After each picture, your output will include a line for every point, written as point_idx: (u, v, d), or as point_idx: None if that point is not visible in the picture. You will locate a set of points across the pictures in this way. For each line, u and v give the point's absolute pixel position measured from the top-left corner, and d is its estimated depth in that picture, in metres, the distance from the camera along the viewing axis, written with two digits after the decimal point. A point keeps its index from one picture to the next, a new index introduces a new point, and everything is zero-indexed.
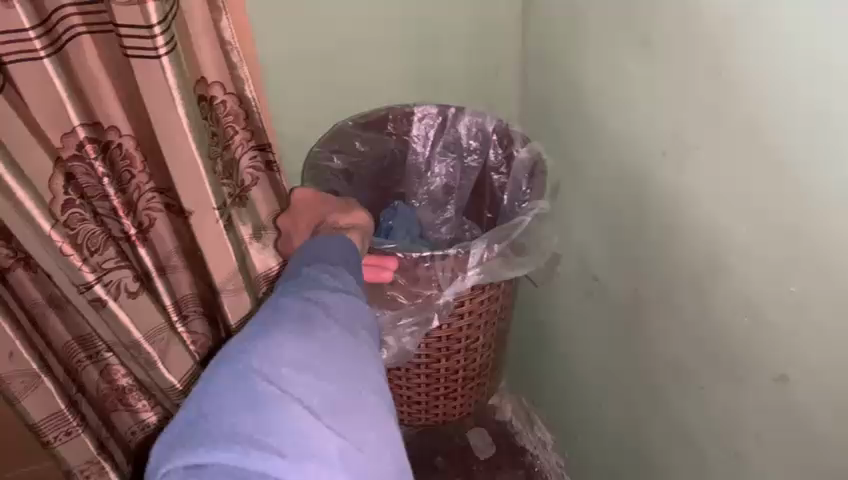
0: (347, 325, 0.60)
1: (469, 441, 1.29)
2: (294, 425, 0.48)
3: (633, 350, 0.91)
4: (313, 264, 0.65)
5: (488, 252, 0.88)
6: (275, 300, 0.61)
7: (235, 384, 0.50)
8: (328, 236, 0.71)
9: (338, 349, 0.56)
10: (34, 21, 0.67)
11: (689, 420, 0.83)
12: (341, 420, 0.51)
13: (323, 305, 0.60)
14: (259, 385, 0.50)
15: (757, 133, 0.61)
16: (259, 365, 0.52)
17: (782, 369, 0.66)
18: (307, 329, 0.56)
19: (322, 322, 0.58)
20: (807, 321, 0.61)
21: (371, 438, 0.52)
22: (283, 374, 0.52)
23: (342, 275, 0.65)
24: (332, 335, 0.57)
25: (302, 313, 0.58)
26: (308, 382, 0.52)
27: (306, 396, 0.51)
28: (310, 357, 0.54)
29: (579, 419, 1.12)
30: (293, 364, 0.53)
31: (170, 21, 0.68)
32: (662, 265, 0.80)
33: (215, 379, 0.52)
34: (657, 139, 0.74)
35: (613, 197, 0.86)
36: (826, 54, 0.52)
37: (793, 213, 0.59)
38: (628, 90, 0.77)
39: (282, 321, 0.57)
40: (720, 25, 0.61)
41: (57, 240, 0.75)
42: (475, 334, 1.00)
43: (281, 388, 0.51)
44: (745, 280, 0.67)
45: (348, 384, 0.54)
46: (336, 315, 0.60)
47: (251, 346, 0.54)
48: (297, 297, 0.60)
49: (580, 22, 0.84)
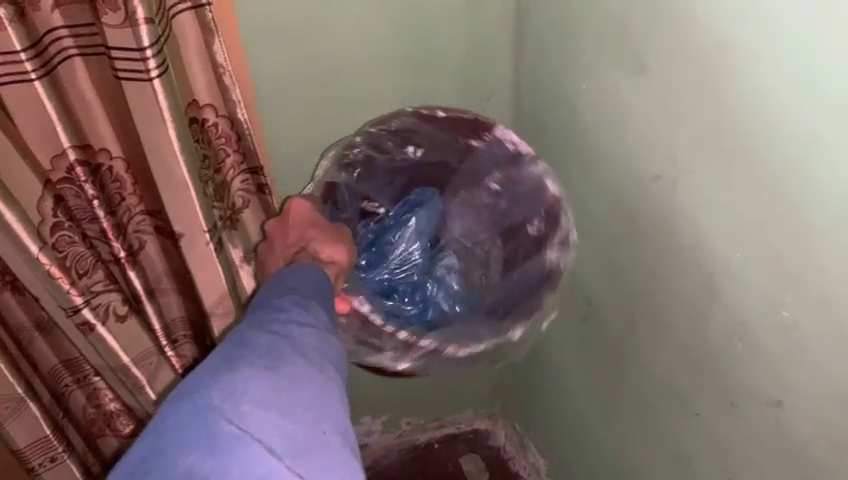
0: (315, 359, 0.58)
1: (462, 466, 1.31)
2: (251, 467, 0.45)
3: (628, 375, 0.90)
4: (282, 296, 0.64)
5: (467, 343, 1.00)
6: (239, 332, 0.59)
7: (191, 425, 0.48)
8: (302, 268, 0.70)
9: (304, 384, 0.54)
10: (25, 44, 0.66)
11: (684, 447, 0.83)
12: (306, 461, 0.48)
13: (291, 340, 0.58)
14: (218, 425, 0.48)
15: (752, 159, 0.60)
16: (218, 403, 0.50)
17: (778, 395, 0.65)
18: (272, 362, 0.55)
19: (288, 358, 0.56)
20: (803, 347, 0.61)
21: (335, 479, 0.48)
22: (244, 411, 0.49)
23: (315, 312, 0.63)
24: (299, 371, 0.55)
25: (266, 347, 0.56)
26: (270, 421, 0.50)
27: (266, 436, 0.48)
28: (274, 392, 0.52)
29: (575, 448, 1.10)
30: (256, 400, 0.51)
31: (162, 44, 0.68)
32: (656, 289, 0.79)
33: (172, 420, 0.49)
34: (651, 162, 0.74)
35: (606, 222, 0.86)
36: (828, 79, 0.51)
37: (790, 239, 0.59)
38: (622, 116, 0.77)
39: (247, 356, 0.55)
40: (714, 50, 0.61)
41: (46, 262, 0.74)
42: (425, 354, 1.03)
43: (241, 428, 0.48)
44: (739, 305, 0.67)
45: (312, 423, 0.51)
46: (305, 351, 0.58)
47: (211, 381, 0.52)
48: (264, 332, 0.58)
49: (573, 47, 0.84)
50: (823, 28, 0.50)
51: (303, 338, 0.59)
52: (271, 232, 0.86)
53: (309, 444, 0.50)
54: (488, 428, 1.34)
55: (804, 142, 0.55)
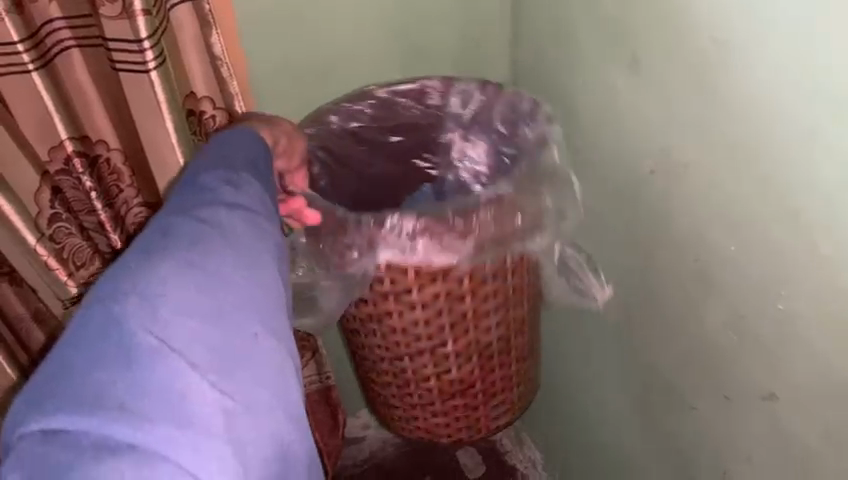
0: (250, 245, 0.50)
1: (459, 460, 1.29)
2: (169, 383, 0.40)
3: (625, 365, 0.90)
4: (211, 173, 0.54)
5: (463, 228, 0.75)
6: (161, 221, 0.50)
7: (101, 335, 0.41)
8: (239, 135, 0.61)
9: (235, 283, 0.47)
10: (23, 34, 0.66)
11: (680, 441, 0.83)
12: (230, 378, 0.43)
13: (220, 227, 0.49)
14: (133, 334, 0.41)
15: (751, 148, 0.60)
16: (134, 310, 0.43)
17: (771, 386, 0.66)
18: (199, 258, 0.47)
19: (216, 251, 0.48)
20: (796, 338, 0.61)
21: (264, 394, 0.44)
22: (165, 319, 0.43)
23: (245, 186, 0.54)
24: (226, 268, 0.47)
25: (191, 237, 0.48)
26: (192, 330, 0.43)
27: (187, 348, 0.42)
28: (200, 294, 0.45)
29: (570, 442, 1.11)
30: (177, 307, 0.44)
31: (160, 36, 0.68)
32: (652, 281, 0.79)
33: (80, 327, 0.42)
34: (645, 157, 0.74)
35: (603, 216, 0.86)
36: (827, 72, 0.51)
37: (786, 232, 0.59)
38: (617, 108, 0.77)
39: (169, 251, 0.47)
40: (710, 43, 0.61)
41: (43, 253, 0.75)
42: (461, 358, 0.87)
43: (160, 338, 0.42)
44: (732, 297, 0.67)
45: (240, 328, 0.45)
46: (239, 238, 0.49)
47: (129, 283, 0.44)
48: (188, 218, 0.50)
49: (569, 40, 0.84)
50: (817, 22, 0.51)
51: (234, 223, 0.50)
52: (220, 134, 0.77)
53: (238, 353, 0.44)
54: None
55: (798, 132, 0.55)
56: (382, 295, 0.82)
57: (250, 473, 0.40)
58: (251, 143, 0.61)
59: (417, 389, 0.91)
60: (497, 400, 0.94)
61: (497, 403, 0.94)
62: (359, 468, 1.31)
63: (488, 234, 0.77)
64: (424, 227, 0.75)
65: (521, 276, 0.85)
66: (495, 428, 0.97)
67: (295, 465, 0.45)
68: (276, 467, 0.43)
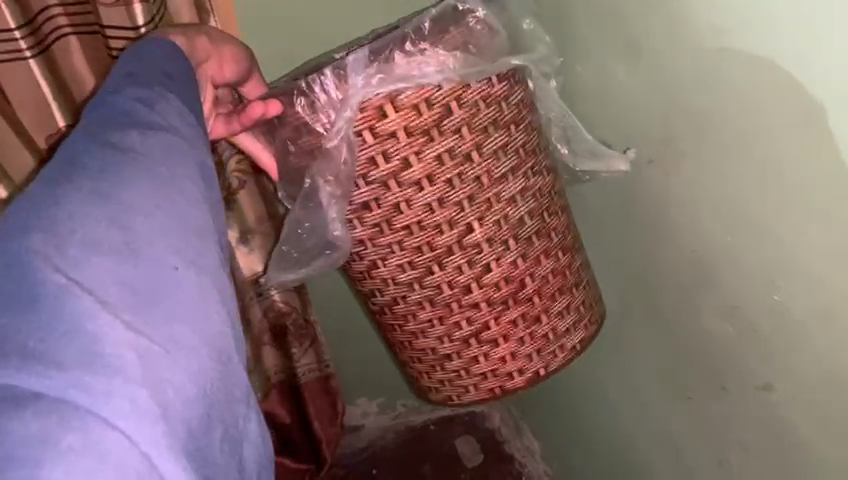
0: (169, 167, 0.43)
1: (457, 449, 1.29)
2: (74, 331, 0.34)
3: (623, 354, 0.90)
4: (122, 91, 0.47)
5: (428, 49, 0.67)
6: (70, 146, 0.43)
7: (3, 276, 0.35)
8: (148, 45, 0.53)
9: (157, 210, 0.41)
10: (20, 21, 0.66)
11: (674, 430, 0.83)
12: (147, 314, 0.37)
13: (133, 149, 0.43)
14: (39, 273, 0.35)
15: (752, 133, 0.59)
16: (39, 244, 0.37)
17: (766, 378, 0.66)
18: (112, 184, 0.40)
19: (129, 176, 0.41)
20: (794, 330, 0.61)
21: (185, 332, 0.38)
22: (77, 257, 0.37)
23: (160, 105, 0.47)
24: (141, 194, 0.41)
25: (104, 159, 0.42)
26: (106, 265, 0.37)
27: (102, 287, 0.36)
28: (113, 225, 0.39)
29: (570, 431, 1.10)
30: (86, 240, 0.37)
31: (157, 22, 0.68)
32: (651, 271, 0.79)
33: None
34: (645, 146, 0.73)
35: (602, 205, 0.85)
36: (827, 69, 0.51)
37: (787, 225, 0.59)
38: (616, 96, 0.76)
39: (75, 178, 0.40)
40: (707, 34, 0.61)
41: None
42: (494, 246, 0.74)
43: (69, 276, 0.36)
44: (729, 287, 0.67)
45: (157, 259, 0.39)
46: (151, 158, 0.43)
47: (34, 216, 0.38)
48: (92, 140, 0.43)
49: (562, 23, 0.82)
50: (818, 16, 0.51)
51: (148, 144, 0.44)
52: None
53: (155, 286, 0.38)
54: (484, 411, 1.34)
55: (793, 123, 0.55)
56: (383, 187, 0.69)
57: (174, 419, 0.35)
58: (174, 59, 0.53)
59: (464, 307, 0.77)
60: (556, 303, 0.80)
61: (559, 307, 0.80)
62: (359, 457, 1.31)
63: (467, 53, 0.68)
64: (382, 58, 0.67)
65: (525, 132, 0.73)
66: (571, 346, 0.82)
67: (222, 401, 0.39)
68: (203, 406, 0.37)
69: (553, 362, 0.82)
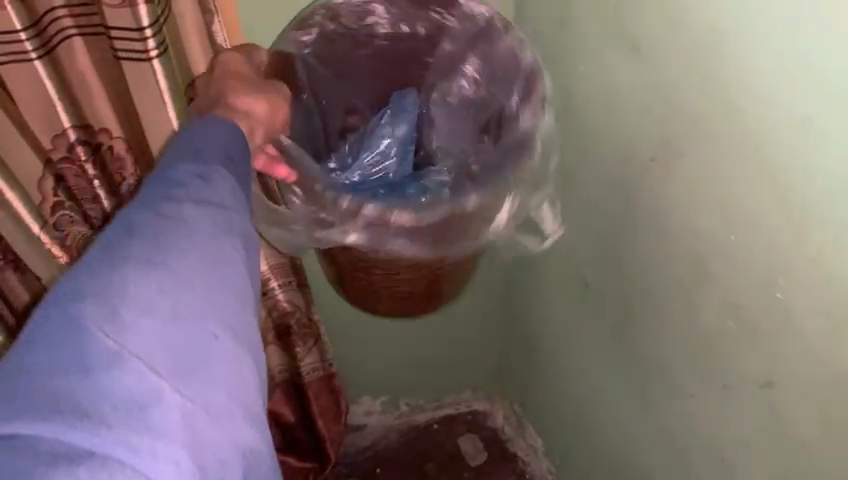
0: (213, 244, 0.47)
1: (460, 447, 1.32)
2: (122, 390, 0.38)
3: (625, 353, 0.90)
4: (179, 165, 0.50)
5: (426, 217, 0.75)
6: (126, 216, 0.48)
7: (62, 337, 0.39)
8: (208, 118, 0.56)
9: (200, 284, 0.45)
10: (26, 22, 0.66)
11: (676, 427, 0.84)
12: (188, 380, 0.42)
13: (181, 222, 0.47)
14: (92, 337, 0.40)
15: (752, 134, 0.60)
16: (93, 309, 0.41)
17: (767, 375, 0.66)
18: (159, 254, 0.45)
19: (176, 250, 0.45)
20: (792, 328, 0.62)
21: (223, 397, 0.43)
22: (123, 317, 0.41)
23: (215, 180, 0.50)
24: (188, 269, 0.45)
25: (154, 233, 0.46)
26: (151, 330, 0.42)
27: (145, 352, 0.41)
28: (157, 295, 0.43)
29: (572, 429, 1.11)
30: (137, 305, 0.42)
31: (161, 24, 0.69)
32: (652, 270, 0.80)
33: (40, 323, 0.40)
34: (645, 146, 0.74)
35: (603, 204, 0.86)
36: (823, 72, 0.52)
37: (788, 225, 0.59)
38: (617, 95, 0.76)
39: (131, 247, 0.45)
40: (707, 33, 0.61)
41: (47, 242, 0.78)
42: (421, 305, 0.91)
43: (119, 341, 0.40)
44: (731, 285, 0.67)
45: (196, 325, 0.44)
46: (196, 233, 0.47)
47: (84, 278, 0.43)
48: (148, 212, 0.47)
49: (566, 20, 0.82)
50: (813, 18, 0.51)
51: (197, 218, 0.48)
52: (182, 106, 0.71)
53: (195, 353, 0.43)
54: (486, 409, 1.36)
55: (787, 124, 0.56)
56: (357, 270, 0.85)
57: None
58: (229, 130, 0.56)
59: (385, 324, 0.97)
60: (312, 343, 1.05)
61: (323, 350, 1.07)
62: (361, 456, 1.33)
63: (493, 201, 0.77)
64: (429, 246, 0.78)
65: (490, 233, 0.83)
66: None
67: (253, 459, 0.44)
68: (239, 464, 0.43)
69: None
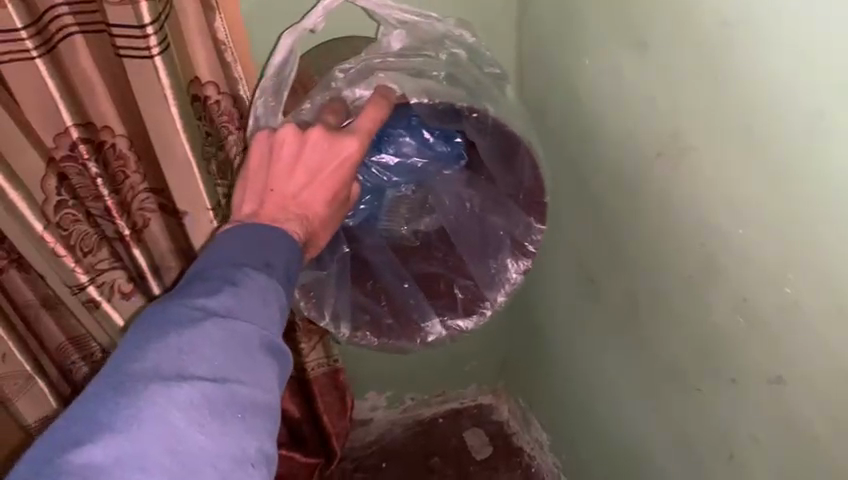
0: (266, 371, 0.45)
1: (466, 442, 1.33)
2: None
3: (633, 349, 0.89)
4: (248, 271, 0.49)
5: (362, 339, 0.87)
6: (181, 308, 0.46)
7: (112, 436, 0.38)
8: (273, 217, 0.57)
9: (252, 408, 0.43)
10: (26, 21, 0.65)
11: (684, 423, 0.83)
12: None
13: (241, 338, 0.45)
14: (143, 445, 0.39)
15: (760, 131, 0.59)
16: (147, 412, 0.39)
17: (777, 371, 0.66)
18: (215, 369, 0.43)
19: (233, 365, 0.44)
20: (800, 323, 0.61)
21: None
22: (175, 426, 0.40)
23: (273, 297, 0.49)
24: (241, 389, 0.43)
25: (213, 342, 0.44)
26: (198, 445, 0.40)
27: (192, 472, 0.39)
28: (213, 413, 0.41)
29: (579, 426, 1.11)
30: (189, 417, 0.41)
31: (163, 21, 0.68)
32: (658, 267, 0.79)
33: (93, 413, 0.40)
34: (651, 141, 0.73)
35: (611, 204, 0.85)
36: (827, 70, 0.51)
37: (797, 222, 0.58)
38: (623, 91, 0.75)
39: (190, 357, 0.43)
40: (714, 29, 0.60)
41: (50, 241, 0.77)
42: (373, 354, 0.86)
43: (167, 451, 0.39)
44: (740, 280, 0.67)
45: (241, 448, 0.42)
46: (251, 354, 0.45)
47: (141, 380, 0.41)
48: (207, 313, 0.45)
49: (571, 15, 0.81)
50: (817, 12, 0.51)
51: (256, 338, 0.46)
52: (269, 145, 0.66)
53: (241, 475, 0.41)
54: (492, 403, 1.37)
55: (795, 123, 0.55)
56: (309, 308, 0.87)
57: None
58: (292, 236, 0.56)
59: None
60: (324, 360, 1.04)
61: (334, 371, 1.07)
62: (367, 450, 1.33)
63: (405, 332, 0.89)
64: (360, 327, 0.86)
65: None
66: None
67: None
68: None
69: None
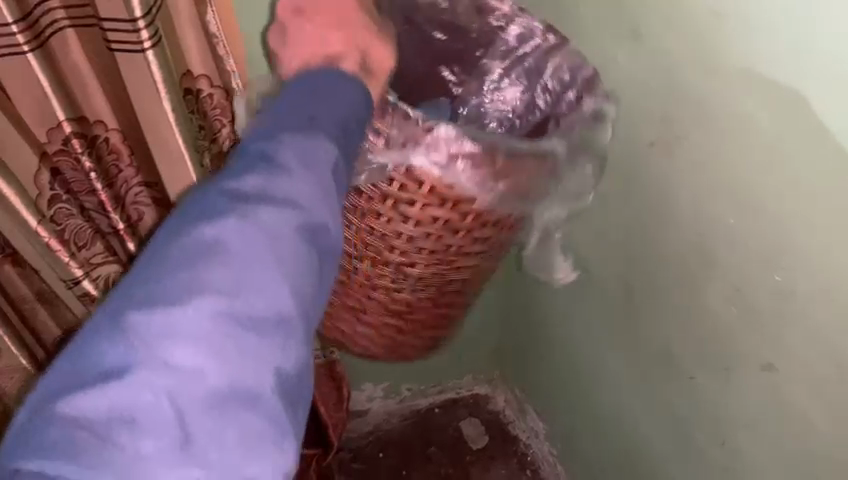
0: (303, 259, 0.41)
1: (461, 431, 1.34)
2: (161, 459, 0.33)
3: (628, 336, 0.90)
4: (282, 138, 0.45)
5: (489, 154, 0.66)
6: (207, 198, 0.42)
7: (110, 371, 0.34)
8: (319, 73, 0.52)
9: (278, 315, 0.39)
10: (18, 16, 0.64)
11: (678, 410, 0.84)
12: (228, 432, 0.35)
13: (272, 234, 0.40)
14: (139, 382, 0.34)
15: (755, 118, 0.59)
16: (156, 332, 0.35)
17: (769, 359, 0.66)
18: (234, 273, 0.39)
19: (257, 262, 0.39)
20: (793, 311, 0.62)
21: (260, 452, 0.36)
22: (179, 353, 0.35)
23: (315, 158, 0.45)
24: (264, 288, 0.39)
25: (228, 252, 0.39)
26: (208, 362, 0.36)
27: (206, 407, 0.35)
28: (231, 334, 0.37)
29: (574, 414, 1.11)
30: (201, 337, 0.36)
31: (155, 14, 0.68)
32: (652, 255, 0.80)
33: (96, 337, 0.35)
34: (645, 130, 0.73)
35: (604, 194, 0.85)
36: (831, 68, 0.51)
37: (791, 212, 0.59)
38: (615, 78, 0.75)
39: (205, 261, 0.38)
40: (707, 18, 0.60)
41: (44, 235, 0.77)
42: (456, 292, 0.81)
43: (171, 388, 0.35)
44: (732, 268, 0.67)
45: (259, 363, 0.37)
46: (280, 246, 0.40)
47: (147, 300, 0.36)
48: (230, 207, 0.40)
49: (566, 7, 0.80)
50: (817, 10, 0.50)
51: (290, 224, 0.41)
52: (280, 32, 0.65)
53: (259, 386, 0.37)
54: (487, 393, 1.36)
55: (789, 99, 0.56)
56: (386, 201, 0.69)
57: None
58: (341, 93, 0.51)
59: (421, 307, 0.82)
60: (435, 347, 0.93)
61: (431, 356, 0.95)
62: (364, 440, 1.35)
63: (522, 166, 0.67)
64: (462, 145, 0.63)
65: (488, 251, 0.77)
66: None
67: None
68: None
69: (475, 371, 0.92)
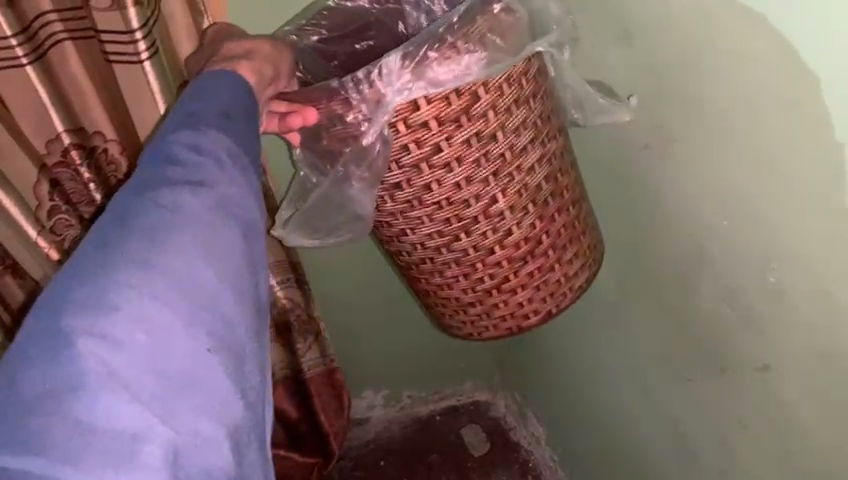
0: (223, 234, 0.41)
1: (463, 438, 1.32)
2: (118, 427, 0.33)
3: (625, 338, 0.90)
4: (176, 137, 0.44)
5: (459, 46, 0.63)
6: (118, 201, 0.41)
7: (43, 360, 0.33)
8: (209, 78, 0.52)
9: (206, 290, 0.39)
10: (16, 28, 0.66)
11: (675, 413, 0.84)
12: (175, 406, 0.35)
13: (184, 216, 0.40)
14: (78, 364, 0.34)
15: (747, 121, 0.60)
16: (81, 319, 0.35)
17: (763, 358, 0.67)
18: (150, 253, 0.38)
19: (175, 241, 0.39)
20: (787, 312, 0.62)
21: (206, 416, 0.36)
22: (112, 333, 0.35)
23: (209, 140, 0.44)
24: (182, 262, 0.39)
25: (147, 233, 0.39)
26: (141, 338, 0.36)
27: (147, 381, 0.35)
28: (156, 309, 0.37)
29: (574, 417, 1.11)
30: (132, 315, 0.36)
31: (152, 26, 0.69)
32: (648, 257, 0.80)
33: (30, 339, 0.35)
34: (638, 133, 0.74)
35: (597, 195, 0.86)
36: (822, 73, 0.52)
37: (785, 213, 0.60)
38: (607, 81, 0.75)
39: (124, 242, 0.38)
40: (698, 22, 0.61)
41: (43, 245, 0.77)
42: (517, 212, 0.72)
43: (110, 366, 0.34)
44: (726, 269, 0.68)
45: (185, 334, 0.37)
46: (195, 222, 0.40)
47: (74, 289, 0.36)
48: (143, 199, 0.40)
49: None
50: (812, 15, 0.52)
51: (201, 205, 0.41)
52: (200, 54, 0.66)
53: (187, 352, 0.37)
54: (489, 400, 1.36)
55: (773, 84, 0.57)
56: (424, 127, 0.65)
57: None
58: (237, 93, 0.51)
59: (487, 266, 0.75)
60: (568, 252, 0.77)
61: (575, 269, 0.78)
62: (363, 449, 1.34)
63: (501, 53, 0.65)
64: (416, 61, 0.63)
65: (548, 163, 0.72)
66: (579, 284, 0.79)
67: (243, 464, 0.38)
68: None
69: (562, 301, 0.79)
